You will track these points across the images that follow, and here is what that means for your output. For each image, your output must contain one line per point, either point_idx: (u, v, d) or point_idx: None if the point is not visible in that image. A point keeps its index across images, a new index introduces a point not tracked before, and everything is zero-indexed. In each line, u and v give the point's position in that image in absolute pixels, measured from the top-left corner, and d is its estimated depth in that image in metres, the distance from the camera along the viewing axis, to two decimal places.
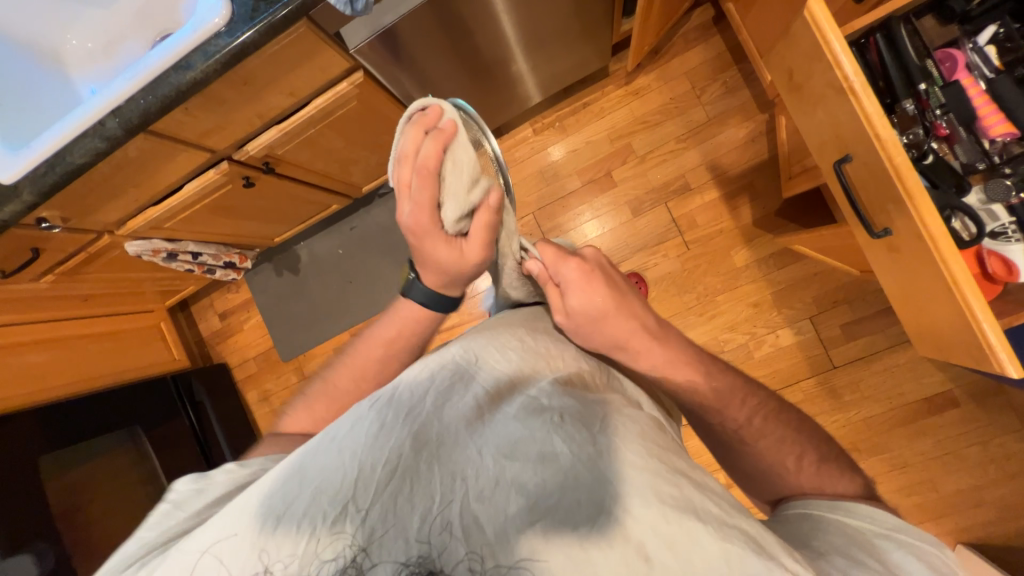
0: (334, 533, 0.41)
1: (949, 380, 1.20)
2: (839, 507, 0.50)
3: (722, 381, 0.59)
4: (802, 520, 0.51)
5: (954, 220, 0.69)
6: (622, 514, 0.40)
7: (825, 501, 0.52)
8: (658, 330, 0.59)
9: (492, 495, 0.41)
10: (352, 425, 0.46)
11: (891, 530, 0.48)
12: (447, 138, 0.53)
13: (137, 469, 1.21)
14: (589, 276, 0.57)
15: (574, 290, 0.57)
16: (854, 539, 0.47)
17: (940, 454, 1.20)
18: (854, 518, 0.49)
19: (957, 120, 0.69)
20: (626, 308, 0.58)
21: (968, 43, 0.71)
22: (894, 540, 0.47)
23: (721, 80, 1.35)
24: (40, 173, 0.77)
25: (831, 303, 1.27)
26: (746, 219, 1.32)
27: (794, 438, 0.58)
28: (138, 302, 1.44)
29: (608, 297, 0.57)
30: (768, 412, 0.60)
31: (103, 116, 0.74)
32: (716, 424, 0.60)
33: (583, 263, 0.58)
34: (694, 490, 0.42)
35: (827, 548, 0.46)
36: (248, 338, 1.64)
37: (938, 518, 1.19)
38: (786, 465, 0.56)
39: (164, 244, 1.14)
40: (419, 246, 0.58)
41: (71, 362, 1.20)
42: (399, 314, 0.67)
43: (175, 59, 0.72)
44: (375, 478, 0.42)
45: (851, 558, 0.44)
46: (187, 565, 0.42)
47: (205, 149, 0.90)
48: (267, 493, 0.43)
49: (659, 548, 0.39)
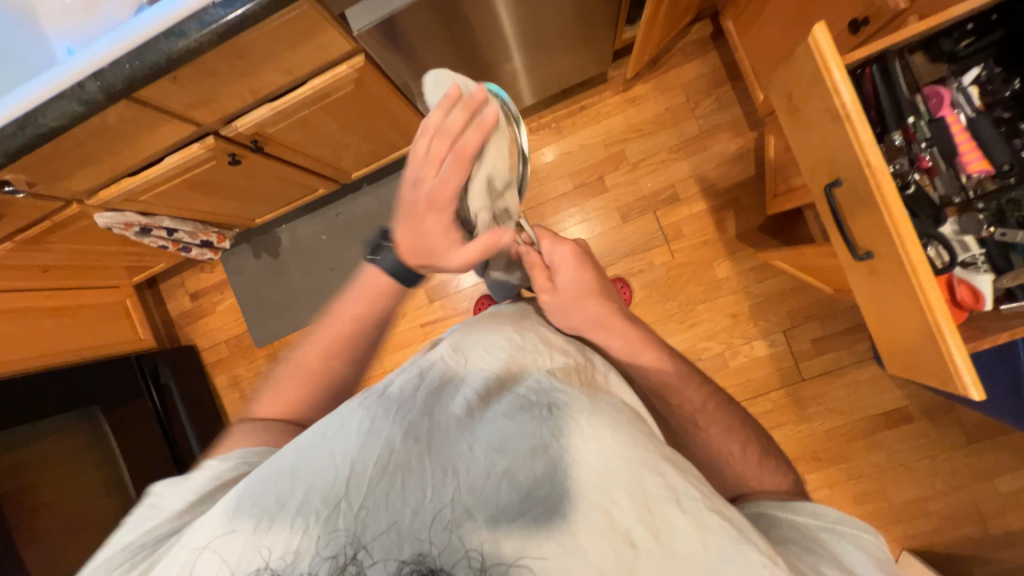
0: (329, 530, 0.40)
1: (906, 396, 1.28)
2: (789, 506, 0.53)
3: (682, 364, 0.65)
4: (757, 519, 0.52)
5: (931, 249, 0.74)
6: (610, 505, 0.42)
7: (776, 498, 0.55)
8: (629, 317, 0.65)
9: (486, 489, 0.42)
10: (341, 424, 0.45)
11: (834, 523, 0.51)
12: (491, 131, 0.51)
13: (92, 452, 1.17)
14: (580, 261, 0.65)
15: (566, 267, 0.64)
16: (803, 533, 0.50)
17: (893, 466, 1.27)
18: (802, 515, 0.52)
19: (940, 154, 0.73)
20: (605, 293, 0.65)
21: (954, 82, 0.75)
22: (837, 532, 0.50)
23: (715, 95, 1.38)
24: (8, 133, 0.71)
25: (803, 318, 1.32)
26: (731, 232, 1.36)
27: (738, 429, 0.62)
28: (104, 277, 1.36)
29: (593, 281, 0.65)
30: (721, 402, 0.64)
31: (82, 78, 0.69)
32: (675, 407, 0.62)
33: (576, 248, 0.66)
34: (676, 476, 0.44)
35: (785, 538, 0.49)
36: (220, 321, 1.57)
37: (887, 526, 1.27)
38: (733, 453, 0.60)
39: (137, 218, 1.08)
40: (421, 216, 0.56)
41: (26, 337, 1.12)
42: (365, 284, 0.61)
43: (166, 25, 0.68)
44: (367, 475, 0.42)
45: (807, 547, 0.47)
46: (186, 564, 0.41)
47: (190, 122, 0.86)
48: (251, 492, 0.42)
49: (645, 536, 0.41)
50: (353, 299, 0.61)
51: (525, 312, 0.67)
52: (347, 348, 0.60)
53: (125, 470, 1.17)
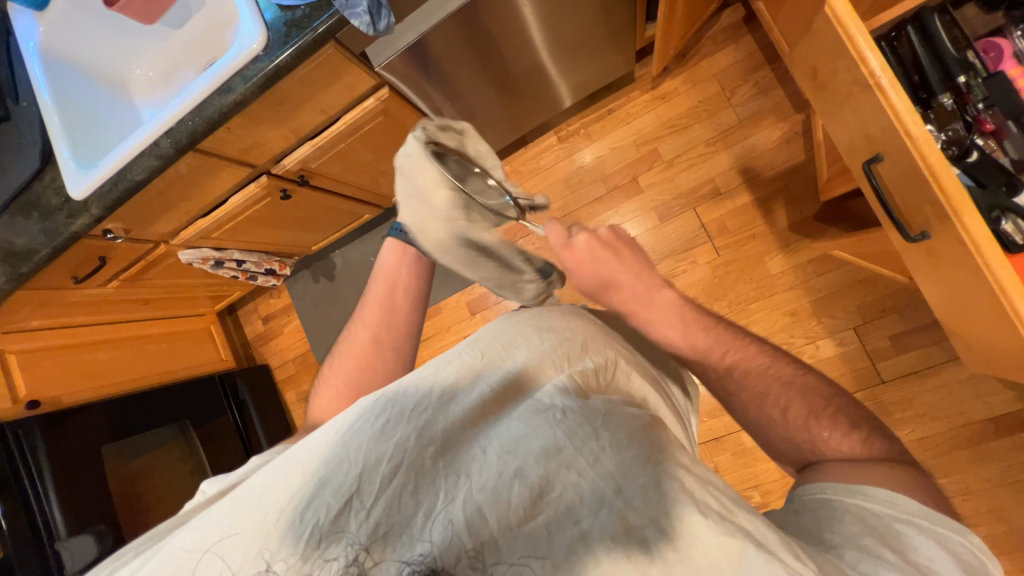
0: (339, 526, 0.42)
1: (1019, 399, 1.09)
2: (858, 492, 0.46)
3: (705, 327, 0.61)
4: (818, 508, 0.46)
5: (1005, 221, 0.61)
6: (622, 507, 0.40)
7: (840, 480, 0.48)
8: (649, 293, 0.61)
9: (497, 488, 0.42)
10: (356, 423, 0.47)
11: (913, 516, 0.43)
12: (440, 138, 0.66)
13: (187, 462, 1.32)
14: (588, 254, 0.60)
15: (575, 271, 0.61)
16: (874, 528, 0.43)
17: (1010, 482, 1.08)
18: (872, 503, 0.45)
19: (1003, 113, 0.65)
20: (618, 277, 0.61)
21: (1014, 31, 0.67)
22: (916, 526, 0.43)
23: (753, 80, 1.31)
24: (104, 190, 0.85)
25: (877, 312, 1.18)
26: (782, 223, 1.26)
27: (780, 390, 0.56)
28: (191, 306, 1.55)
29: (609, 279, 0.60)
30: (756, 364, 0.58)
31: (157, 137, 0.82)
32: (698, 372, 0.60)
33: (577, 247, 0.61)
34: (695, 482, 0.42)
35: (840, 540, 0.42)
36: (288, 341, 1.73)
37: (1009, 553, 1.07)
38: (772, 416, 0.55)
39: (212, 253, 1.23)
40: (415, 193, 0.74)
41: (128, 361, 1.31)
42: (386, 270, 0.74)
43: (218, 84, 0.78)
44: (381, 473, 0.44)
45: (872, 553, 0.41)
46: (185, 565, 0.42)
47: (246, 164, 0.97)
48: (265, 490, 0.44)
49: (660, 540, 0.39)
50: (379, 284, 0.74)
51: (576, 313, 0.67)
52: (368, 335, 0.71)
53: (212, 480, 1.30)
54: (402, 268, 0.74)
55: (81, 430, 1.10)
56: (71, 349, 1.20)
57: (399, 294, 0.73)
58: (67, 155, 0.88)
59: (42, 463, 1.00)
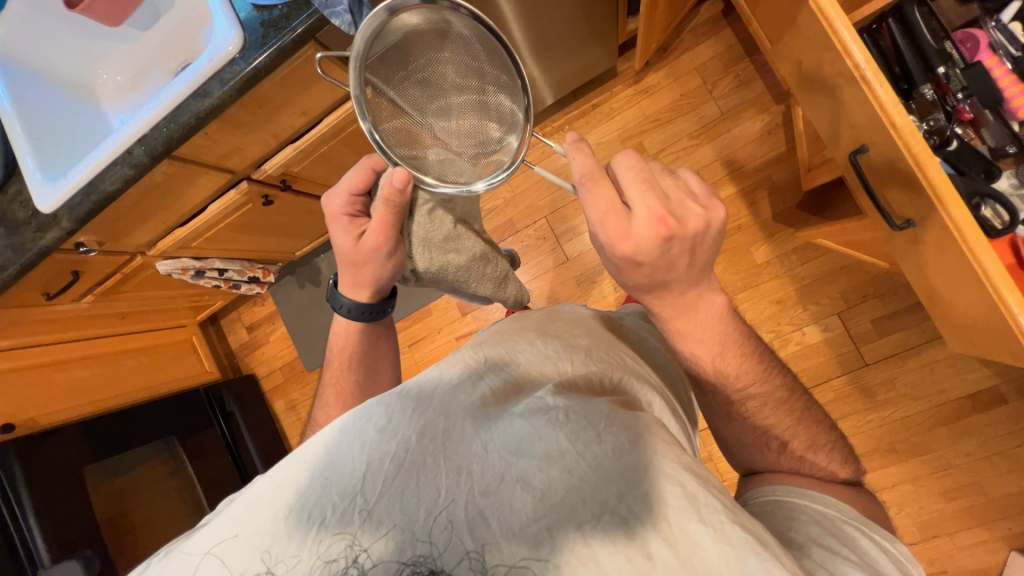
0: (340, 526, 0.41)
1: (994, 375, 1.13)
2: (806, 494, 0.51)
3: (730, 352, 0.57)
4: (776, 509, 0.50)
5: (984, 208, 0.66)
6: (626, 513, 0.40)
7: (793, 486, 0.53)
8: (687, 303, 0.55)
9: (499, 491, 0.41)
10: (360, 422, 0.46)
11: (856, 521, 0.48)
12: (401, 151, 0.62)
13: (174, 479, 1.27)
14: (642, 260, 0.49)
15: (615, 260, 0.50)
16: (827, 528, 0.47)
17: (987, 455, 1.13)
18: (820, 504, 0.50)
19: (981, 103, 0.68)
20: (666, 288, 0.53)
21: (990, 22, 0.71)
22: (860, 527, 0.47)
23: (734, 72, 1.32)
24: (76, 201, 0.81)
25: (860, 297, 1.21)
26: (766, 214, 1.28)
27: (771, 414, 0.57)
28: (171, 318, 1.51)
29: (649, 281, 0.51)
30: (774, 402, 0.58)
31: (130, 145, 0.79)
32: (708, 390, 0.59)
33: (644, 245, 0.48)
34: (697, 486, 0.41)
35: (805, 539, 0.45)
36: (274, 349, 1.69)
37: (988, 523, 1.12)
38: (769, 446, 0.57)
39: (192, 263, 1.19)
40: (378, 260, 0.68)
41: (105, 378, 1.26)
42: (375, 344, 0.79)
43: (193, 88, 0.75)
44: (384, 472, 0.42)
45: (826, 547, 0.44)
46: (186, 566, 0.42)
47: (225, 171, 0.95)
48: (271, 485, 0.44)
49: (662, 547, 0.38)
50: (358, 357, 0.77)
51: (577, 328, 0.63)
52: (354, 395, 0.75)
53: (203, 495, 1.27)
54: (380, 338, 0.80)
55: (61, 451, 1.05)
56: (47, 367, 1.16)
57: (383, 359, 0.81)
58: (33, 166, 0.84)
59: (22, 492, 0.94)
